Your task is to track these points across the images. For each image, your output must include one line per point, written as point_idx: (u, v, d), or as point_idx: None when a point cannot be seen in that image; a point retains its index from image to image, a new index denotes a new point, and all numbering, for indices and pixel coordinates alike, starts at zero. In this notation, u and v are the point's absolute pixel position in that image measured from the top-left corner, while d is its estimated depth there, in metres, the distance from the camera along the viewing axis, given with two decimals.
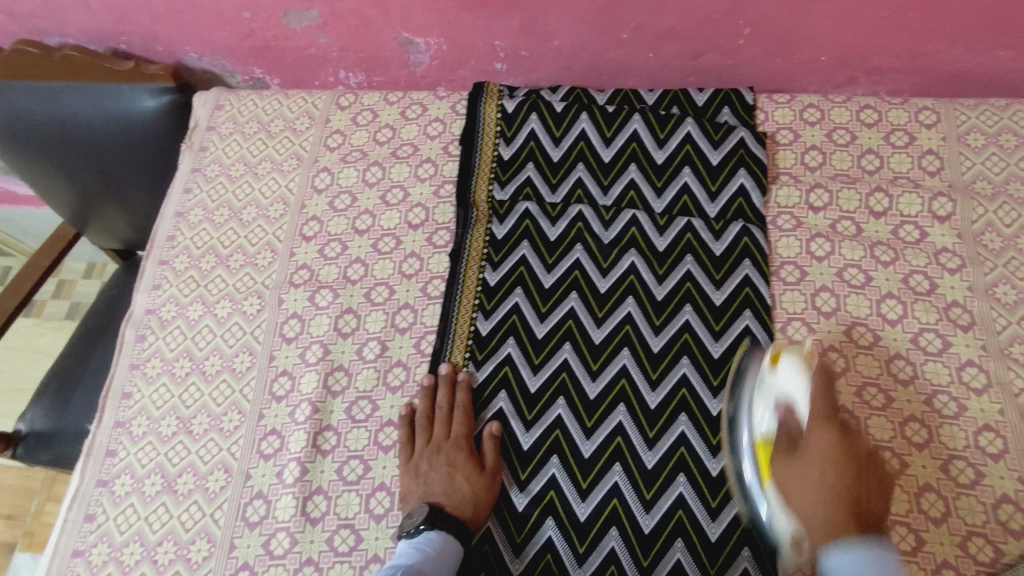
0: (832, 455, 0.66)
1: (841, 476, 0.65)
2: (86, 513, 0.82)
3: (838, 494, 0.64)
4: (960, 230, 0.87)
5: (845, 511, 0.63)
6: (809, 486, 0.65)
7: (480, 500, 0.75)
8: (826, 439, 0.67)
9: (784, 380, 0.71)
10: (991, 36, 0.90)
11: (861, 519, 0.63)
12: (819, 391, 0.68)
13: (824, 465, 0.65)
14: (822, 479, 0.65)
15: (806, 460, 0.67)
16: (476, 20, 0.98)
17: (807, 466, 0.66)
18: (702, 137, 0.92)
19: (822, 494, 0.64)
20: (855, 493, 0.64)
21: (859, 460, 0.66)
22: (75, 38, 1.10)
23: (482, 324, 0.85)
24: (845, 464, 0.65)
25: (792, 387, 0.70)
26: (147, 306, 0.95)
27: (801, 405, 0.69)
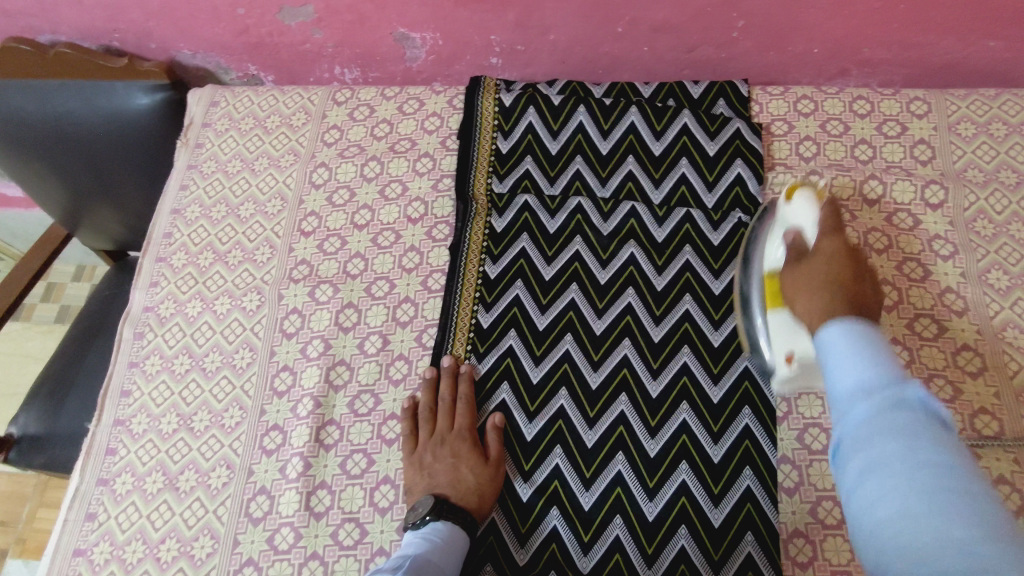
0: (834, 255, 0.67)
1: (840, 271, 0.65)
2: (87, 511, 0.81)
3: (840, 286, 0.63)
4: (952, 217, 0.88)
5: (843, 293, 0.63)
6: (808, 283, 0.66)
7: (484, 490, 0.76)
8: (830, 246, 0.68)
9: (795, 211, 0.75)
10: (979, 26, 0.91)
11: (859, 306, 0.62)
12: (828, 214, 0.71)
13: (829, 263, 0.66)
14: (824, 274, 0.66)
15: (811, 265, 0.68)
16: (471, 15, 0.98)
17: (811, 267, 0.67)
18: (698, 129, 0.93)
19: (823, 284, 0.65)
20: (855, 287, 0.64)
21: (858, 267, 0.66)
22: (67, 36, 1.09)
23: (483, 317, 0.85)
24: (845, 265, 0.66)
25: (805, 216, 0.73)
26: (145, 304, 0.94)
27: (808, 230, 0.72)
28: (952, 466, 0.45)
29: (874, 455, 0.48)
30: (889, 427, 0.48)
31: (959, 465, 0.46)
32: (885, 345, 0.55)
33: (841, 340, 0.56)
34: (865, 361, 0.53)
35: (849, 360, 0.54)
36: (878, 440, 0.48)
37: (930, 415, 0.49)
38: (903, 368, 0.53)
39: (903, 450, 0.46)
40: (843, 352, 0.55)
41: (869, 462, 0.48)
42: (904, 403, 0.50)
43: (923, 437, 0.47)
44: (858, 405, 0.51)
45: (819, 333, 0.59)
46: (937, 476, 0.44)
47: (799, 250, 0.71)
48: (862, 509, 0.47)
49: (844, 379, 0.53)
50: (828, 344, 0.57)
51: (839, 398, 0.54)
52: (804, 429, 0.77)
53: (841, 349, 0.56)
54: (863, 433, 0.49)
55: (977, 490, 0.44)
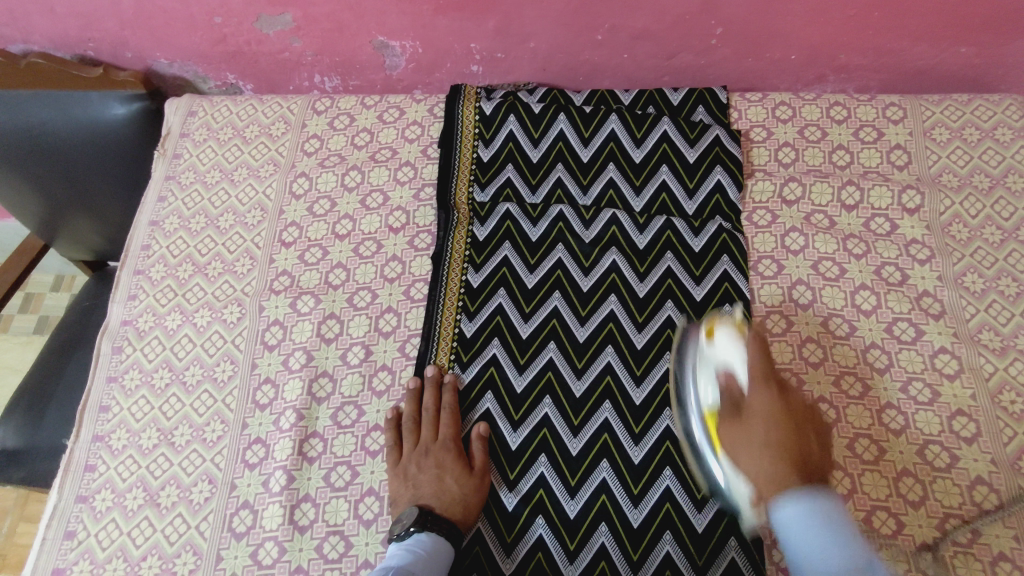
0: (773, 416, 0.68)
1: (783, 433, 0.66)
2: (66, 530, 0.80)
3: (785, 452, 0.65)
4: (928, 221, 0.90)
5: (792, 468, 0.64)
6: (754, 445, 0.67)
7: (470, 501, 0.76)
8: (765, 402, 0.69)
9: (719, 349, 0.75)
10: (951, 33, 0.93)
11: (808, 477, 0.64)
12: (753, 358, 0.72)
13: (767, 423, 0.67)
14: (767, 440, 0.66)
15: (751, 425, 0.68)
16: (451, 23, 0.98)
17: (751, 429, 0.68)
18: (678, 135, 0.93)
19: (769, 450, 0.66)
20: (801, 445, 0.66)
21: (798, 417, 0.68)
22: (40, 45, 1.07)
23: (466, 326, 0.85)
24: (785, 425, 0.67)
25: (730, 355, 0.74)
26: (123, 317, 0.93)
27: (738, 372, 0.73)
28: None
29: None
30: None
31: None
32: (835, 506, 0.62)
33: (802, 519, 0.61)
34: (829, 539, 0.59)
35: (815, 541, 0.59)
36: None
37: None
38: (855, 531, 0.60)
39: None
40: (809, 535, 0.60)
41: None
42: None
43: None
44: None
45: (777, 507, 0.63)
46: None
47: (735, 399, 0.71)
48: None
49: (813, 559, 0.59)
50: (788, 521, 0.61)
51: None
52: None
53: (802, 527, 0.60)
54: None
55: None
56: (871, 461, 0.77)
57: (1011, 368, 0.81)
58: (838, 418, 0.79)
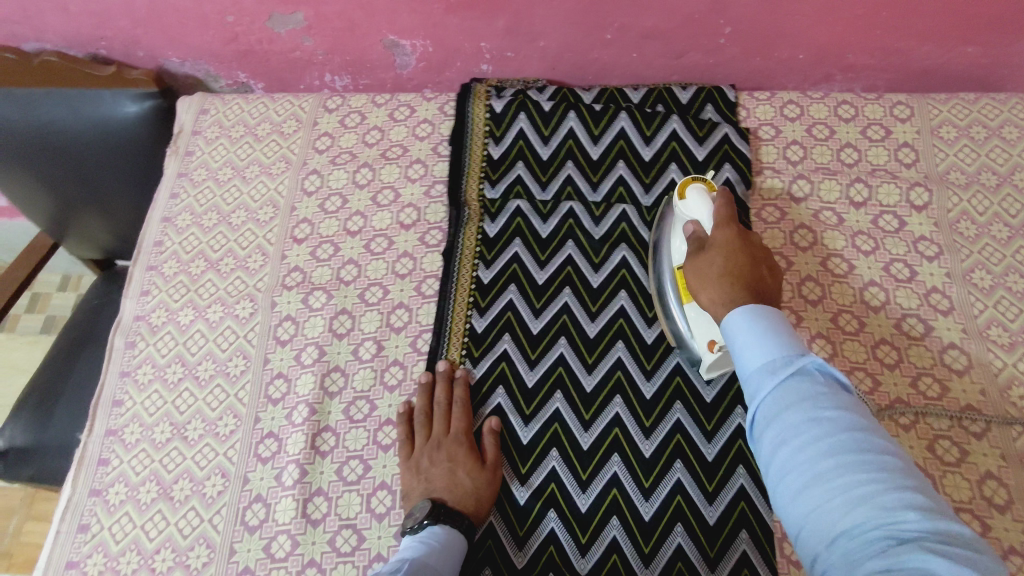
0: (728, 248, 0.72)
1: (736, 262, 0.70)
2: (79, 523, 0.80)
3: (733, 276, 0.69)
4: (936, 219, 0.90)
5: (741, 288, 0.68)
6: (706, 277, 0.72)
7: (482, 494, 0.76)
8: (723, 238, 0.73)
9: (689, 206, 0.79)
10: (957, 33, 0.93)
11: (753, 295, 0.68)
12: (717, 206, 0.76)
13: (723, 254, 0.72)
14: (721, 268, 0.71)
15: (709, 258, 0.73)
16: (461, 22, 0.99)
17: (708, 261, 0.73)
18: (687, 133, 0.94)
19: (722, 275, 0.70)
20: (752, 272, 0.70)
21: (753, 252, 0.72)
22: (53, 44, 1.08)
23: (477, 322, 0.86)
24: (739, 255, 0.71)
25: (697, 209, 0.78)
26: (136, 313, 0.93)
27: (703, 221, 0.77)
28: (849, 422, 0.53)
29: (785, 428, 0.55)
30: (794, 396, 0.56)
31: (854, 422, 0.54)
32: (780, 317, 0.64)
33: (744, 323, 0.63)
34: (765, 337, 0.61)
35: (753, 341, 0.61)
36: (787, 415, 0.56)
37: (825, 382, 0.57)
38: (797, 337, 0.62)
39: (808, 419, 0.54)
40: (748, 337, 0.62)
41: (788, 446, 0.54)
42: (803, 369, 0.58)
43: (825, 399, 0.55)
44: (766, 381, 0.59)
45: (726, 317, 0.66)
46: (866, 474, 0.50)
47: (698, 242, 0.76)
48: (786, 507, 0.53)
49: (752, 356, 0.61)
50: (734, 327, 0.64)
51: (748, 374, 0.61)
52: None
53: (744, 329, 0.63)
54: (777, 403, 0.57)
55: (895, 464, 0.51)
56: None
57: (1019, 363, 0.81)
58: None
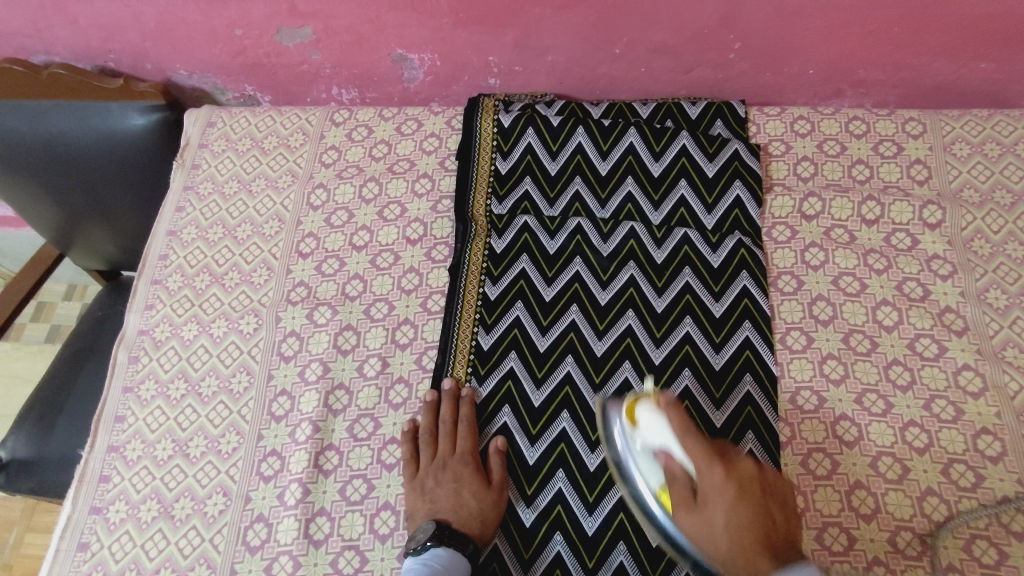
0: (730, 501, 0.60)
1: (745, 517, 0.60)
2: (79, 541, 0.79)
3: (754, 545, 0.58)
4: (950, 237, 0.89)
5: (764, 553, 0.57)
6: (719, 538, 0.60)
7: (487, 516, 0.74)
8: (719, 487, 0.61)
9: (650, 431, 0.67)
10: (969, 49, 0.92)
11: (779, 556, 0.57)
12: (687, 438, 0.63)
13: (727, 512, 0.60)
14: (731, 531, 0.59)
15: (709, 515, 0.61)
16: (469, 36, 0.98)
17: (711, 522, 0.60)
18: (696, 150, 0.93)
19: (736, 541, 0.59)
20: (766, 526, 0.60)
21: (756, 491, 0.62)
22: (61, 57, 1.08)
23: (483, 339, 0.84)
24: (745, 506, 0.60)
25: (660, 435, 0.66)
26: (140, 327, 0.93)
27: (673, 453, 0.65)
28: None
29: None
30: None
31: None
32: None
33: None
34: None
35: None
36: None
37: None
38: None
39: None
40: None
41: None
42: None
43: None
44: None
45: None
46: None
47: (683, 484, 0.63)
48: None
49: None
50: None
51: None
52: (808, 454, 0.78)
53: None
54: None
55: None
56: (895, 481, 0.76)
57: None
58: (861, 435, 0.78)
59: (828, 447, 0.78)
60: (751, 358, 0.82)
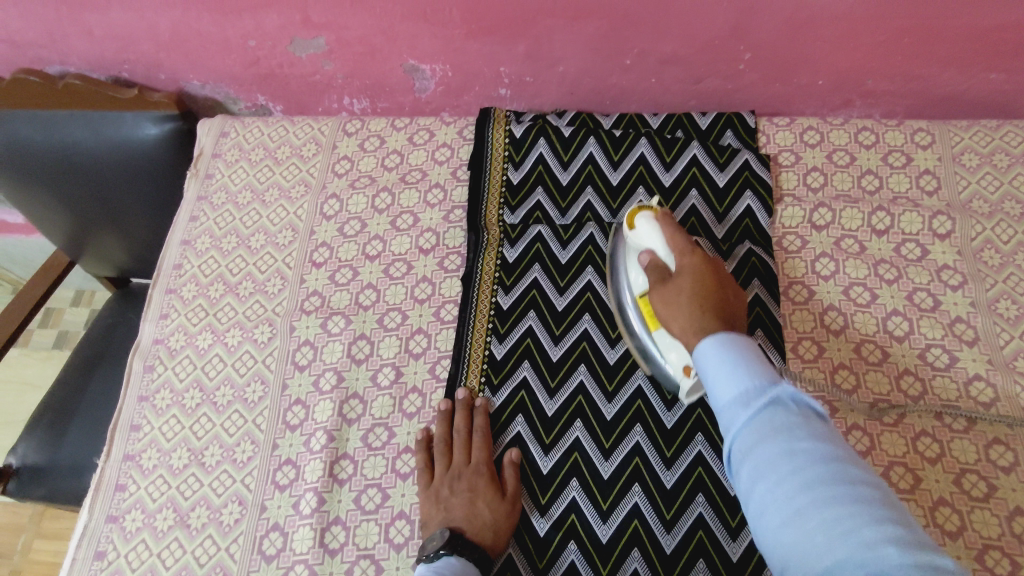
0: (697, 276, 0.71)
1: (708, 289, 0.70)
2: (96, 550, 0.80)
3: (709, 307, 0.69)
4: (960, 247, 0.89)
5: (714, 314, 0.68)
6: (681, 304, 0.70)
7: (501, 525, 0.75)
8: (691, 263, 0.73)
9: (642, 234, 0.78)
10: (979, 60, 0.93)
11: (725, 321, 0.68)
12: (672, 230, 0.75)
13: (693, 283, 0.71)
14: (691, 297, 0.70)
15: (677, 285, 0.72)
16: (481, 47, 0.99)
17: (678, 289, 0.71)
18: (707, 160, 0.94)
19: (693, 303, 0.69)
20: (722, 299, 0.71)
21: (720, 279, 0.73)
22: (76, 67, 1.09)
23: (496, 348, 0.85)
24: (709, 281, 0.71)
25: (650, 238, 0.77)
26: (155, 336, 0.93)
27: (658, 249, 0.76)
28: (828, 458, 0.53)
29: (762, 463, 0.54)
30: (772, 431, 0.55)
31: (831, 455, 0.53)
32: (748, 343, 0.63)
33: (716, 354, 0.62)
34: (739, 369, 0.60)
35: (725, 371, 0.60)
36: (760, 449, 0.55)
37: (800, 412, 0.57)
38: (766, 364, 0.61)
39: (786, 452, 0.54)
40: (719, 367, 0.61)
41: (766, 481, 0.53)
42: (775, 401, 0.57)
43: (799, 430, 0.55)
44: (740, 415, 0.58)
45: (696, 348, 0.65)
46: (845, 506, 0.49)
47: (662, 269, 0.75)
48: (770, 551, 0.53)
49: (724, 387, 0.60)
50: (704, 354, 0.63)
51: (718, 402, 0.61)
52: None
53: (716, 362, 0.61)
54: (755, 438, 0.56)
55: (873, 496, 0.50)
56: (907, 490, 0.76)
57: None
58: (873, 445, 0.78)
59: None
60: None
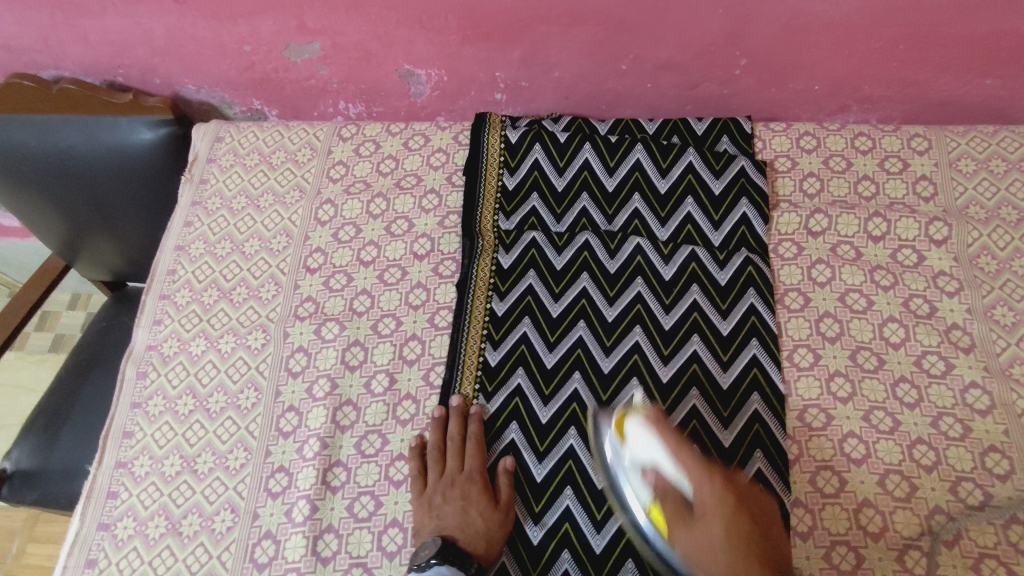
0: (724, 513, 0.65)
1: (735, 521, 0.65)
2: (87, 558, 0.80)
3: (744, 549, 0.63)
4: (956, 253, 0.89)
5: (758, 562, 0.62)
6: (711, 546, 0.63)
7: (494, 535, 0.74)
8: (713, 498, 0.66)
9: (639, 445, 0.70)
10: (975, 65, 0.93)
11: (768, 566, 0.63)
12: (677, 446, 0.68)
13: (723, 525, 0.64)
14: (725, 536, 0.63)
15: (706, 526, 0.64)
16: (477, 52, 0.99)
17: (706, 528, 0.64)
18: (703, 167, 0.94)
19: (728, 545, 0.63)
20: (753, 535, 0.65)
21: (740, 502, 0.67)
22: (71, 71, 1.09)
23: (491, 355, 0.85)
24: (735, 513, 0.65)
25: (651, 449, 0.69)
26: (148, 342, 0.93)
27: (664, 467, 0.68)
28: None
29: None
30: None
31: None
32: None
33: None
34: None
35: None
36: None
37: None
38: None
39: None
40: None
41: None
42: None
43: None
44: None
45: None
46: None
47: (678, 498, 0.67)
48: None
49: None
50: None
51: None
52: (816, 471, 0.78)
53: None
54: None
55: None
56: (903, 499, 0.76)
57: None
58: (869, 453, 0.78)
59: (836, 465, 0.78)
60: (758, 376, 0.82)
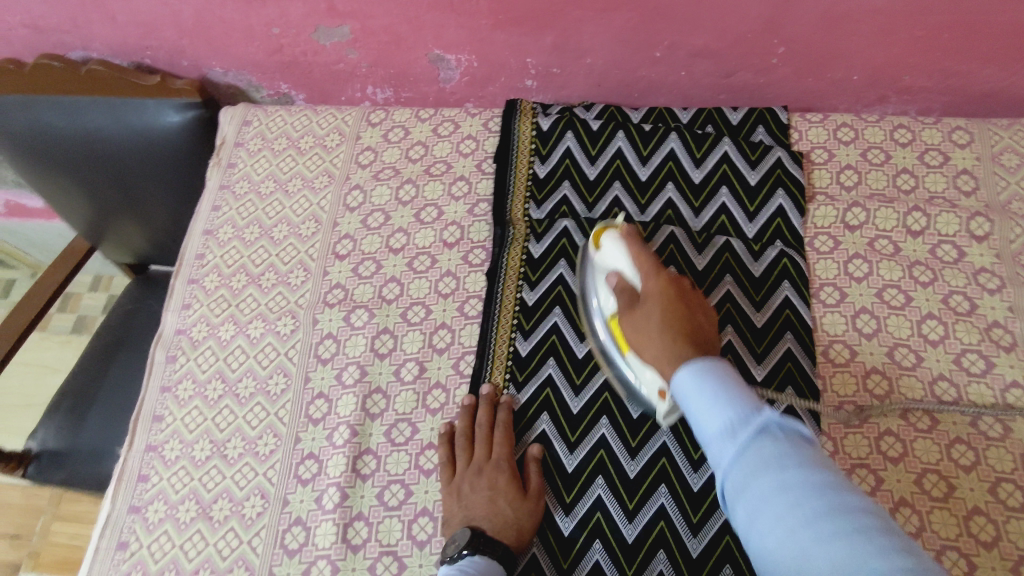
0: (663, 299, 0.73)
1: (674, 313, 0.72)
2: (119, 540, 0.80)
3: (678, 332, 0.70)
4: (998, 250, 0.87)
5: (683, 335, 0.70)
6: (651, 330, 0.71)
7: (523, 524, 0.74)
8: (657, 287, 0.74)
9: (608, 255, 0.80)
10: (1021, 56, 0.90)
11: (695, 345, 0.69)
12: (638, 254, 0.76)
13: (661, 306, 0.72)
14: (662, 322, 0.71)
15: (647, 312, 0.73)
16: (508, 37, 0.97)
17: (649, 313, 0.72)
18: (738, 156, 0.92)
19: (665, 332, 0.70)
20: (689, 320, 0.72)
21: (685, 299, 0.74)
22: (99, 53, 1.08)
23: (521, 345, 0.84)
24: (676, 305, 0.72)
25: (616, 260, 0.78)
26: (178, 326, 0.93)
27: (624, 269, 0.77)
28: (819, 484, 0.51)
29: (757, 494, 0.53)
30: (762, 465, 0.54)
31: (825, 479, 0.52)
32: (728, 371, 0.63)
33: (693, 383, 0.62)
34: (721, 401, 0.60)
35: (707, 405, 0.60)
36: (755, 483, 0.54)
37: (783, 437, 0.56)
38: (749, 394, 0.61)
39: (777, 484, 0.52)
40: (700, 401, 0.61)
41: (761, 515, 0.52)
42: (761, 430, 0.57)
43: (789, 460, 0.54)
44: (729, 449, 0.57)
45: (675, 378, 0.65)
46: (846, 538, 0.47)
47: (629, 292, 0.76)
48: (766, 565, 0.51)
49: (708, 422, 0.59)
50: (682, 387, 0.63)
51: (707, 438, 0.60)
52: (852, 469, 0.77)
53: (699, 395, 0.61)
54: (744, 474, 0.55)
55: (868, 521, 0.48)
56: (940, 499, 0.74)
57: None
58: (906, 451, 0.77)
59: (873, 464, 0.77)
60: (792, 369, 0.81)
